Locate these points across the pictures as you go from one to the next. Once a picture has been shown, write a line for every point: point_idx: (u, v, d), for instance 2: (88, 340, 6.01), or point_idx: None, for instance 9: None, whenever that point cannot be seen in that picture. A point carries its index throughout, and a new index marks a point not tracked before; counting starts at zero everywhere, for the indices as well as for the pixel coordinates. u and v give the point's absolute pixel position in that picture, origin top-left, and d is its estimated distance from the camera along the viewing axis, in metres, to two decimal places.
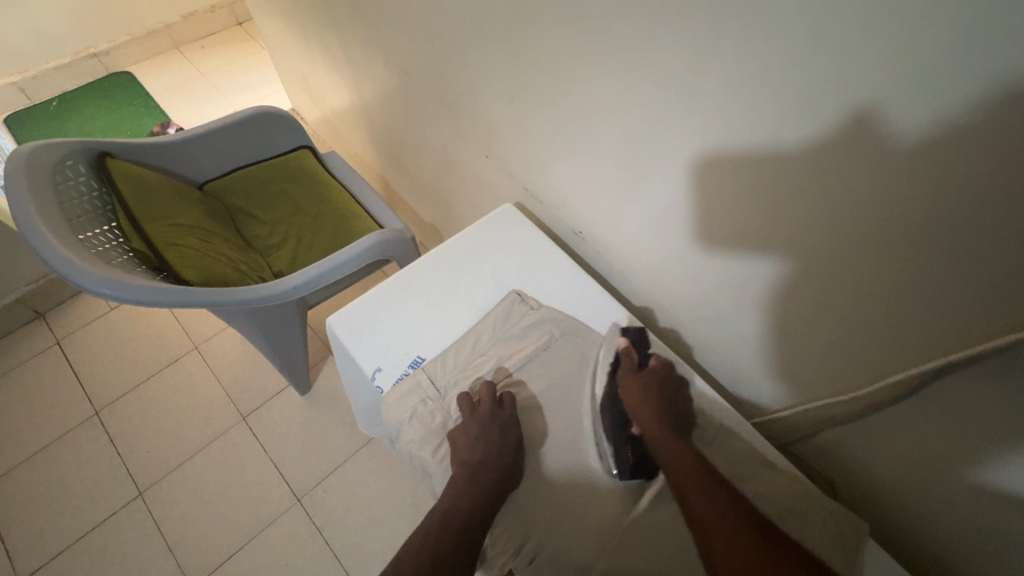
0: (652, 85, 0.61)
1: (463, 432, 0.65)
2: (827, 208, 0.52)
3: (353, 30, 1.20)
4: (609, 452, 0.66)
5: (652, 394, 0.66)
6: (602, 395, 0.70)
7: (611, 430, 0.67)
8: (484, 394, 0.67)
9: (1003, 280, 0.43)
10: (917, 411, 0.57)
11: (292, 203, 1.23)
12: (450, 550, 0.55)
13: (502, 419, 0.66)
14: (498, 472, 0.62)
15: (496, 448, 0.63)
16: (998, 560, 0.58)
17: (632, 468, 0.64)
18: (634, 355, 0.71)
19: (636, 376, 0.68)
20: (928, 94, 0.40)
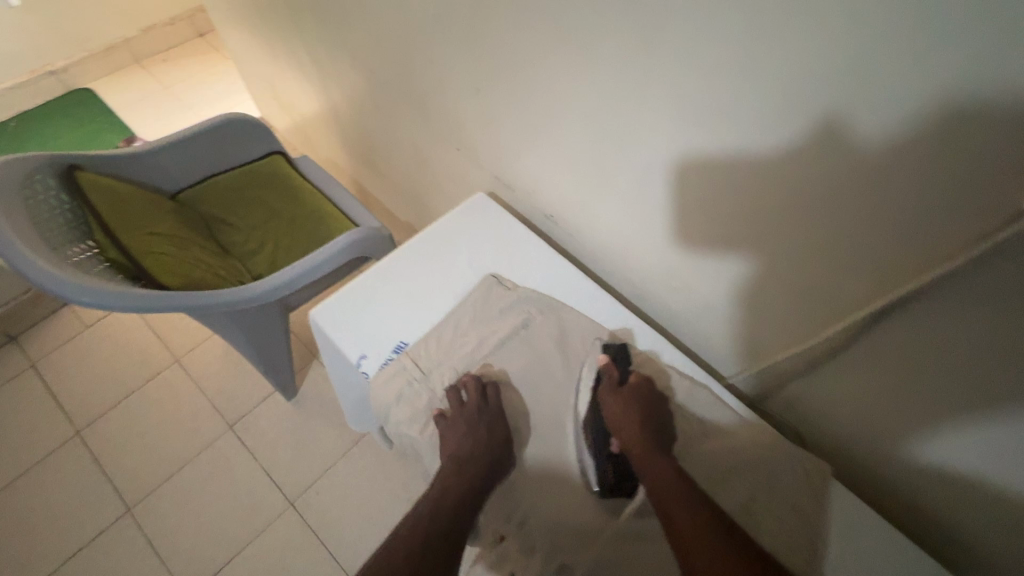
0: (610, 66, 0.65)
1: (452, 427, 0.66)
2: (777, 171, 0.57)
3: (317, 33, 1.21)
4: (591, 468, 0.67)
5: (633, 409, 0.66)
6: (585, 412, 0.70)
7: (593, 447, 0.68)
8: (469, 385, 0.69)
9: (928, 222, 0.48)
10: (868, 354, 0.62)
11: (267, 207, 1.23)
12: (441, 521, 0.58)
13: (490, 412, 0.68)
14: (487, 462, 0.64)
15: (484, 440, 0.65)
16: (947, 484, 0.64)
17: (611, 487, 0.65)
18: (615, 371, 0.70)
19: (616, 392, 0.68)
20: (851, 53, 0.44)
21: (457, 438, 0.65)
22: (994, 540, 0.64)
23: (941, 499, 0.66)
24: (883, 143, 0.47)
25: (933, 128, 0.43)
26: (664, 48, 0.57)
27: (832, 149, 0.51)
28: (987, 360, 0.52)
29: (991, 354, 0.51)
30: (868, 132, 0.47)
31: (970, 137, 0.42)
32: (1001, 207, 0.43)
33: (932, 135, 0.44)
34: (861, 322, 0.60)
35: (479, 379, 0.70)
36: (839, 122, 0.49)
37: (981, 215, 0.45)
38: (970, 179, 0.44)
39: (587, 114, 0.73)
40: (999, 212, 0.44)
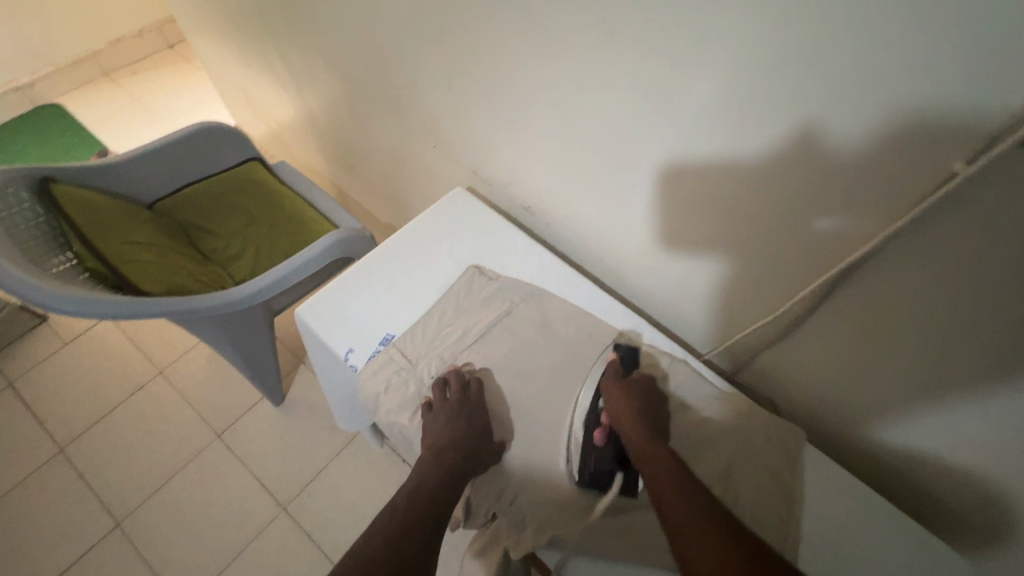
0: (576, 59, 0.67)
1: (435, 419, 0.68)
2: (737, 149, 0.60)
3: (289, 39, 1.22)
4: (574, 458, 0.68)
5: (632, 399, 0.68)
6: (585, 407, 0.71)
7: (582, 437, 0.69)
8: (453, 380, 0.71)
9: (874, 189, 0.52)
10: (831, 318, 0.66)
11: (247, 214, 1.24)
12: (426, 504, 0.60)
13: (472, 404, 0.69)
14: (468, 450, 0.65)
15: (467, 431, 0.66)
16: (910, 437, 0.68)
17: (590, 477, 0.66)
18: (620, 367, 0.73)
19: (619, 383, 0.71)
20: (791, 38, 0.48)
21: (440, 430, 0.66)
22: (955, 489, 0.68)
23: (905, 452, 0.70)
24: (828, 116, 0.50)
25: (870, 98, 0.47)
26: (627, 36, 0.60)
27: (783, 121, 0.54)
28: (934, 316, 0.56)
29: (937, 309, 0.55)
30: (815, 106, 0.50)
31: (905, 103, 0.45)
32: (935, 170, 0.47)
33: (871, 104, 0.47)
34: (820, 290, 0.63)
35: (461, 373, 0.72)
36: (788, 97, 0.52)
37: (919, 177, 0.49)
38: (908, 142, 0.47)
39: (558, 105, 0.76)
40: (935, 173, 0.47)
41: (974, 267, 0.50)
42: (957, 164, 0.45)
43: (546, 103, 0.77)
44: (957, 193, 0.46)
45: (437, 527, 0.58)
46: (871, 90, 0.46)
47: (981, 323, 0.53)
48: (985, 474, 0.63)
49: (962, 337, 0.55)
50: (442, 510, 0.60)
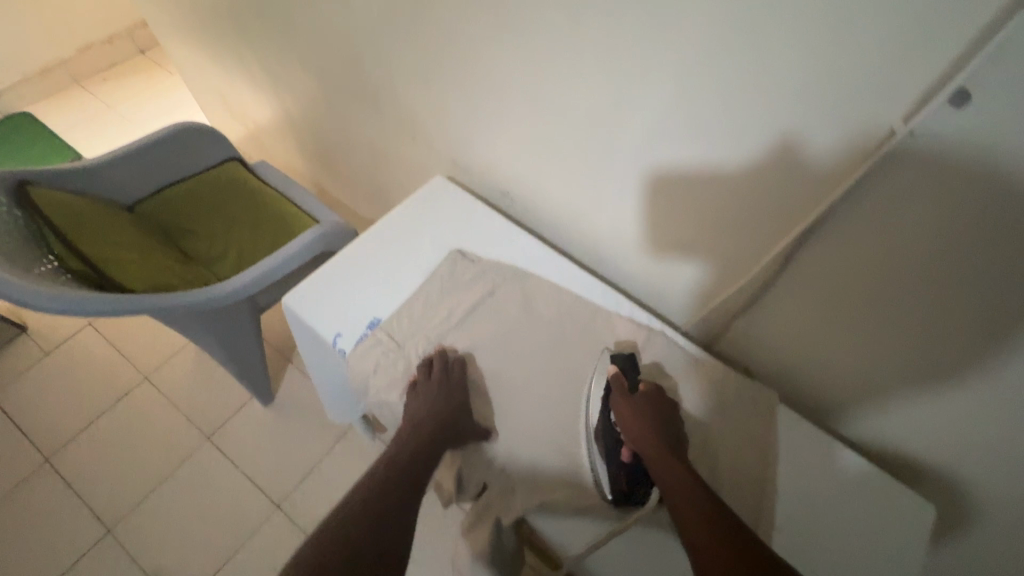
0: (547, 42, 0.70)
1: (419, 399, 0.70)
2: (701, 123, 0.63)
3: (263, 38, 1.23)
4: (603, 477, 0.66)
5: (648, 418, 0.67)
6: (597, 420, 0.70)
7: (605, 456, 0.67)
8: (436, 361, 0.73)
9: (825, 149, 0.56)
10: (798, 279, 0.69)
11: (228, 212, 1.24)
12: (406, 471, 0.63)
13: (454, 383, 0.72)
14: (450, 424, 0.68)
15: (449, 407, 0.69)
16: (878, 392, 0.71)
17: (626, 496, 0.65)
18: (625, 380, 0.71)
19: (631, 402, 0.69)
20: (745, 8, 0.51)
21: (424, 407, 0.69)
22: (916, 443, 0.72)
23: (874, 408, 0.74)
24: (782, 84, 0.54)
25: (817, 62, 0.50)
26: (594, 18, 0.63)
27: (741, 90, 0.57)
28: (885, 272, 0.60)
29: (886, 266, 0.59)
30: (768, 72, 0.54)
31: (849, 69, 0.49)
32: (878, 127, 0.51)
33: (817, 69, 0.51)
34: (782, 255, 0.67)
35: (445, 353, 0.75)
36: (745, 66, 0.55)
37: (864, 137, 0.53)
38: (854, 105, 0.51)
39: (531, 89, 0.78)
40: (878, 133, 0.52)
41: (914, 222, 0.54)
42: (895, 122, 0.50)
43: (520, 89, 0.80)
44: (896, 151, 0.51)
45: (417, 495, 0.61)
46: (818, 54, 0.50)
47: (924, 276, 0.57)
48: (946, 425, 0.66)
49: (910, 293, 0.59)
50: (421, 479, 0.62)
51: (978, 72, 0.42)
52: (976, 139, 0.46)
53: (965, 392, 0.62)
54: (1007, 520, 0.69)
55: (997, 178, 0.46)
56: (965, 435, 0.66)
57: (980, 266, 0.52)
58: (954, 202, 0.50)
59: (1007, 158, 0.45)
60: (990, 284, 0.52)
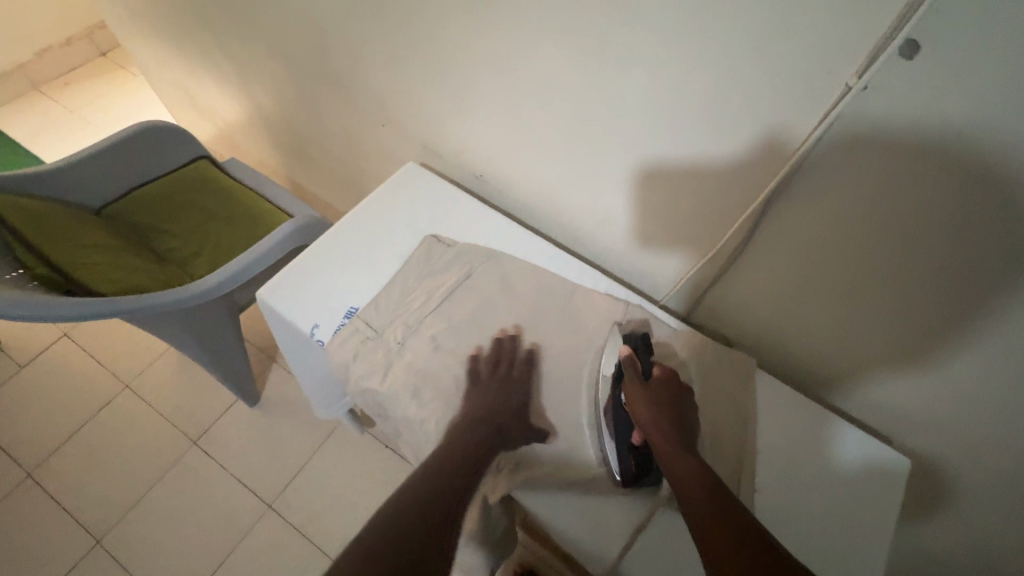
0: (509, 18, 0.70)
1: (478, 392, 0.70)
2: (669, 90, 0.63)
3: (224, 30, 1.20)
4: (612, 458, 0.66)
5: (661, 408, 0.64)
6: (606, 398, 0.70)
7: (614, 437, 0.67)
8: (506, 356, 0.73)
9: (786, 112, 0.56)
10: (765, 244, 0.70)
11: (200, 211, 1.22)
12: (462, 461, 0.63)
13: (517, 381, 0.72)
14: (511, 418, 0.68)
15: (508, 404, 0.69)
16: (852, 351, 0.72)
17: (633, 475, 0.65)
18: (637, 364, 0.69)
19: (643, 387, 0.67)
20: None
21: (485, 401, 0.68)
22: (889, 401, 0.73)
23: (847, 368, 0.75)
24: (741, 47, 0.54)
25: (774, 23, 0.51)
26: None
27: (703, 56, 0.58)
28: (848, 231, 0.61)
29: (848, 226, 0.60)
30: (729, 35, 0.54)
31: (803, 28, 0.50)
32: (834, 87, 0.52)
33: (777, 29, 0.51)
34: (750, 220, 0.67)
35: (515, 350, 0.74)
36: (705, 31, 0.55)
37: (822, 97, 0.53)
38: (811, 61, 0.51)
39: (497, 67, 0.77)
40: (833, 91, 0.52)
41: (872, 179, 0.55)
42: (850, 78, 0.50)
43: (489, 66, 0.78)
44: (852, 108, 0.51)
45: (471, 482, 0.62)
46: (773, 16, 0.50)
47: (882, 232, 0.58)
48: (922, 381, 0.67)
49: (872, 251, 0.60)
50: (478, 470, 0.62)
51: (923, 22, 0.43)
52: (924, 89, 0.46)
53: (930, 349, 0.63)
54: (978, 474, 0.70)
55: (945, 127, 0.47)
56: (935, 391, 0.67)
57: (934, 219, 0.53)
58: (911, 155, 0.51)
59: (955, 106, 0.46)
60: (950, 235, 0.53)
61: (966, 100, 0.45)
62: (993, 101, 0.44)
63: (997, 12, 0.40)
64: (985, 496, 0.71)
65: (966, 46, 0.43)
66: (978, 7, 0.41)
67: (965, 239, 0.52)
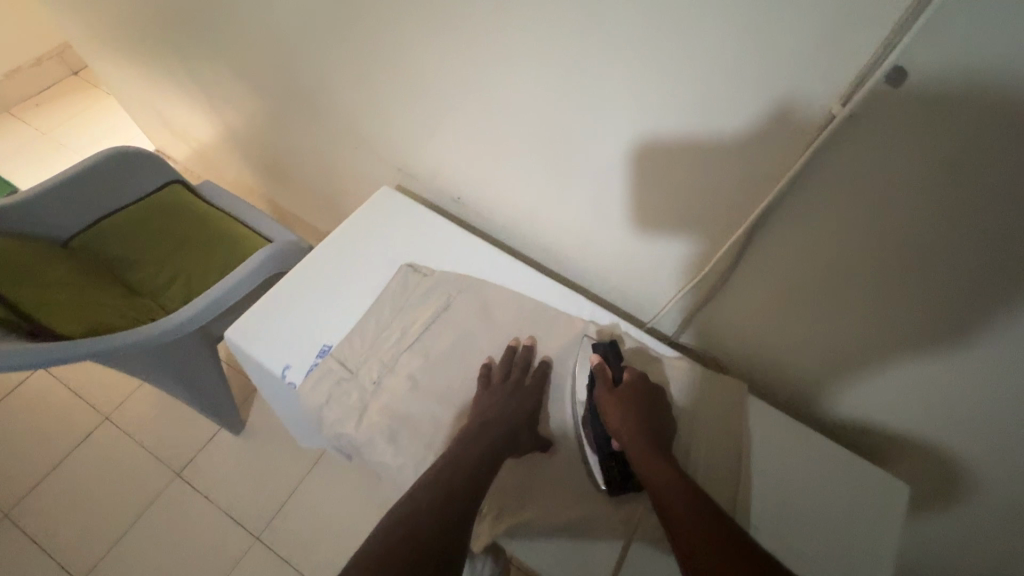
0: (482, 40, 0.67)
1: (489, 398, 0.69)
2: (648, 112, 0.60)
3: (191, 52, 1.16)
4: (595, 467, 0.67)
5: (632, 413, 0.66)
6: (583, 408, 0.71)
7: (594, 446, 0.68)
8: (518, 362, 0.72)
9: (772, 135, 0.54)
10: (752, 269, 0.68)
11: (173, 238, 1.18)
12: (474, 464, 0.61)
13: (530, 389, 0.71)
14: (521, 425, 0.67)
15: (519, 411, 0.68)
16: (845, 370, 0.71)
17: (619, 483, 0.65)
18: (608, 371, 0.71)
19: (613, 395, 0.68)
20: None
21: (495, 406, 0.67)
22: (876, 421, 0.73)
23: (841, 387, 0.73)
24: (721, 70, 0.52)
25: (756, 45, 0.48)
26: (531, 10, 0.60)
27: (683, 78, 0.55)
28: (839, 254, 0.59)
29: (841, 248, 0.58)
30: (708, 57, 0.52)
31: (785, 51, 0.47)
32: (819, 111, 0.50)
33: (759, 51, 0.49)
34: (738, 243, 0.65)
35: (528, 358, 0.73)
36: (684, 53, 0.53)
37: (808, 121, 0.51)
38: (796, 85, 0.49)
39: (472, 88, 0.75)
40: (819, 116, 0.50)
41: (861, 205, 0.54)
42: (833, 105, 0.48)
43: (464, 89, 0.76)
44: (839, 133, 0.50)
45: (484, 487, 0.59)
46: (754, 39, 0.48)
47: (872, 256, 0.57)
48: (919, 396, 0.66)
49: (861, 276, 0.59)
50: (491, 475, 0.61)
51: (912, 45, 0.41)
52: (913, 117, 0.45)
53: (914, 372, 0.64)
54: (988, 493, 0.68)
55: (938, 153, 0.46)
56: (932, 406, 0.66)
57: (924, 243, 0.52)
58: (904, 177, 0.49)
59: (946, 132, 0.44)
60: (948, 252, 0.51)
61: (958, 126, 0.44)
62: (986, 127, 0.42)
63: (990, 38, 0.39)
64: (988, 503, 0.71)
65: (956, 72, 0.41)
66: (969, 35, 0.39)
67: (957, 264, 0.52)
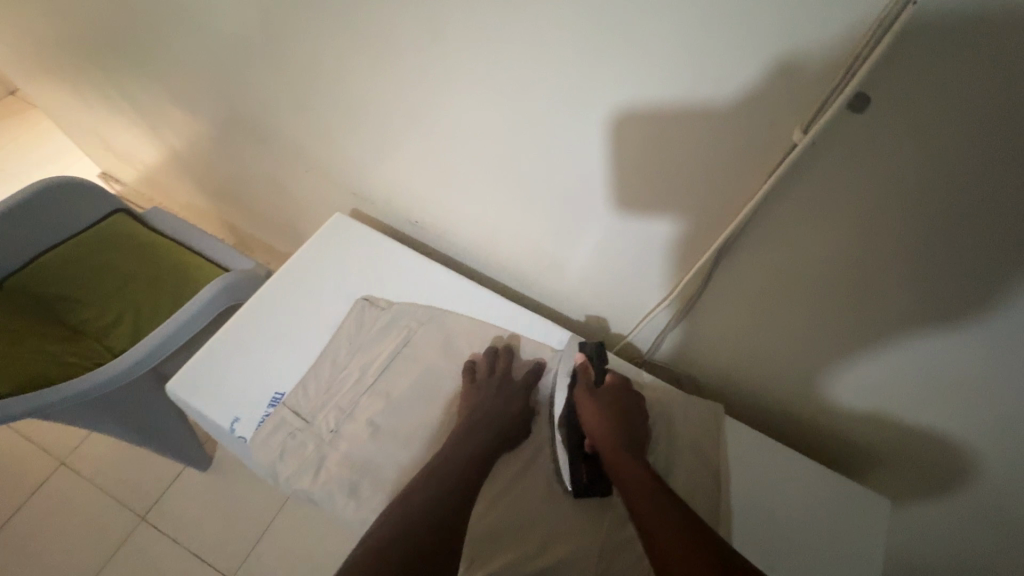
0: (435, 60, 0.64)
1: (475, 393, 0.69)
2: (609, 132, 0.58)
3: (127, 75, 1.09)
4: (565, 470, 0.66)
5: (608, 414, 0.66)
6: (560, 408, 0.70)
7: (567, 444, 0.67)
8: (501, 356, 0.73)
9: (738, 154, 0.52)
10: (720, 290, 0.68)
11: (118, 273, 1.11)
12: (464, 463, 0.62)
13: (518, 384, 0.71)
14: (509, 419, 0.68)
15: (506, 405, 0.68)
16: (813, 383, 0.72)
17: (585, 485, 0.64)
18: (591, 372, 0.71)
19: (592, 396, 0.68)
20: (629, 13, 0.47)
21: (481, 402, 0.68)
22: (847, 427, 0.74)
23: (808, 401, 0.75)
24: (682, 90, 0.50)
25: (717, 63, 0.46)
26: (482, 27, 0.56)
27: (644, 97, 0.52)
28: (809, 271, 0.58)
29: (810, 265, 0.58)
30: (667, 76, 0.49)
31: (747, 69, 0.45)
32: (783, 132, 0.48)
33: (720, 70, 0.46)
34: (709, 262, 0.64)
35: (509, 351, 0.73)
36: (643, 71, 0.50)
37: (774, 141, 0.49)
38: (756, 110, 0.48)
39: (428, 110, 0.72)
40: (782, 141, 0.49)
41: (825, 226, 0.53)
42: (795, 133, 0.46)
43: (419, 110, 0.73)
44: (806, 156, 0.48)
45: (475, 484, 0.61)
46: (714, 57, 0.46)
47: (839, 274, 0.56)
48: (889, 402, 0.66)
49: (830, 293, 0.59)
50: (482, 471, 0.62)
51: (876, 67, 0.40)
52: (879, 140, 0.44)
53: (887, 378, 0.64)
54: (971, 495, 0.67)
55: (903, 178, 0.45)
56: (898, 415, 0.67)
57: (887, 264, 0.52)
58: (872, 196, 0.48)
59: (910, 157, 0.44)
60: (921, 265, 0.50)
61: (922, 151, 0.43)
62: (949, 152, 0.42)
63: (953, 67, 0.37)
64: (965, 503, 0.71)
65: (920, 100, 0.40)
66: (936, 56, 0.37)
67: (920, 284, 0.52)
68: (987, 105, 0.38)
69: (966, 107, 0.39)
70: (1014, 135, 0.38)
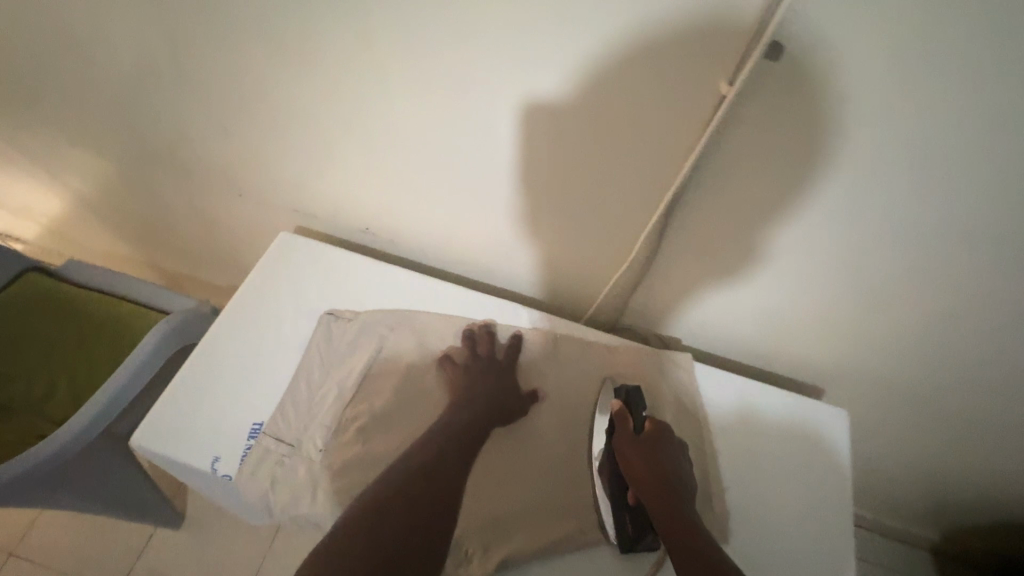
0: (368, 63, 0.64)
1: (461, 374, 0.71)
2: (551, 112, 0.61)
3: (12, 122, 0.99)
4: (609, 522, 0.65)
5: (654, 467, 0.64)
6: (601, 455, 0.69)
7: (609, 493, 0.66)
8: (480, 334, 0.75)
9: (674, 113, 0.56)
10: (676, 250, 0.72)
11: (44, 337, 1.01)
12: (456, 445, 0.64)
13: (502, 364, 0.74)
14: (498, 397, 0.71)
15: (494, 387, 0.71)
16: (767, 321, 0.77)
17: (630, 539, 0.64)
18: (630, 419, 0.69)
19: (636, 444, 0.67)
20: None
21: (468, 382, 0.70)
22: (803, 353, 0.81)
23: (764, 337, 0.81)
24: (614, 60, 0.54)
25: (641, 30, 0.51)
26: (412, 25, 0.58)
27: (579, 72, 0.56)
28: (748, 216, 0.63)
29: (748, 211, 0.63)
30: (597, 49, 0.53)
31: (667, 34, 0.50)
32: (710, 87, 0.53)
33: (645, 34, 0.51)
34: (660, 223, 0.68)
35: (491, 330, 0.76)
36: (576, 47, 0.54)
37: (703, 96, 0.54)
38: (682, 70, 0.52)
39: (367, 116, 0.71)
40: (709, 96, 0.54)
41: (756, 171, 0.58)
42: (722, 85, 0.52)
43: (357, 120, 0.72)
44: (736, 107, 0.53)
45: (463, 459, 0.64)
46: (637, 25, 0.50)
47: (776, 212, 0.62)
48: (840, 323, 0.73)
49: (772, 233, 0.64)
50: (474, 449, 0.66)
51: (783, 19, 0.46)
52: (795, 83, 0.50)
53: (840, 302, 0.70)
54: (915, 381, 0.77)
55: (817, 113, 0.52)
56: (845, 333, 0.75)
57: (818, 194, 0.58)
58: (799, 135, 0.54)
59: (824, 94, 0.50)
60: (848, 186, 0.56)
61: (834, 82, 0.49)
62: (853, 85, 0.48)
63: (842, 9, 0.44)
64: (907, 394, 0.81)
65: (824, 42, 0.46)
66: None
67: (848, 211, 0.58)
68: (877, 41, 0.45)
69: (863, 44, 0.46)
70: (901, 57, 0.46)
